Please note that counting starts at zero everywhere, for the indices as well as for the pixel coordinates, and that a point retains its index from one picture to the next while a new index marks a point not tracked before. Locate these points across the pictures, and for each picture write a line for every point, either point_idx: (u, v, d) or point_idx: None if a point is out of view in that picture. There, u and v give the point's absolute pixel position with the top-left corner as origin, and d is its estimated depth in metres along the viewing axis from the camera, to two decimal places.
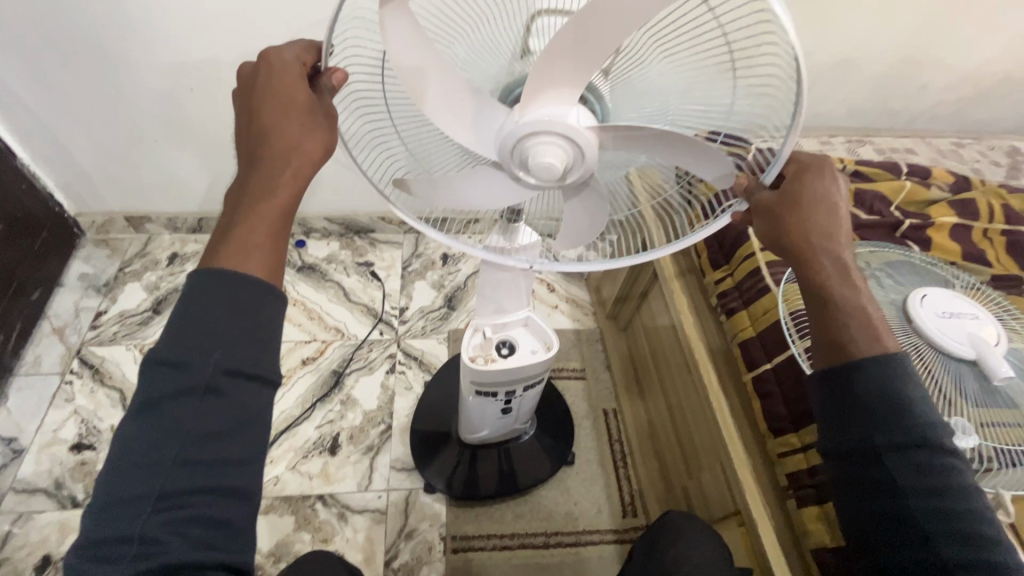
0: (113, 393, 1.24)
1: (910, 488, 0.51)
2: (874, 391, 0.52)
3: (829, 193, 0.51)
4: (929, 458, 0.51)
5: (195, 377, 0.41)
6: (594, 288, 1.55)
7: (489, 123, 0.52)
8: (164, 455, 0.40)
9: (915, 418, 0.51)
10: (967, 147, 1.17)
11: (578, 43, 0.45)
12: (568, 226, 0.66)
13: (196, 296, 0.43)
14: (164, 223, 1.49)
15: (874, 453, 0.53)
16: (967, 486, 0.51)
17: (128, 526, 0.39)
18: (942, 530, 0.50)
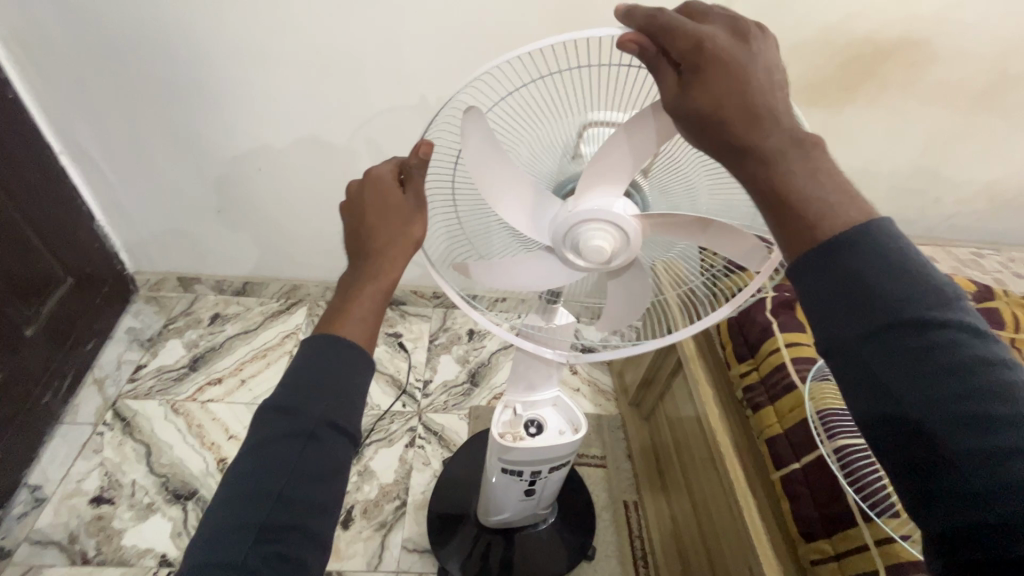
0: (140, 447, 1.26)
1: (923, 395, 0.35)
2: (840, 271, 0.38)
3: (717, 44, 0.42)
4: (944, 350, 0.35)
5: (304, 423, 0.46)
6: (616, 373, 1.56)
7: (545, 213, 0.59)
8: (270, 489, 0.44)
9: (901, 286, 0.37)
10: (987, 258, 1.20)
11: (629, 147, 0.52)
12: (609, 308, 0.72)
13: (312, 354, 0.49)
14: (212, 285, 1.59)
15: (868, 356, 0.37)
16: (991, 362, 0.35)
17: (229, 555, 0.41)
18: (976, 427, 0.34)
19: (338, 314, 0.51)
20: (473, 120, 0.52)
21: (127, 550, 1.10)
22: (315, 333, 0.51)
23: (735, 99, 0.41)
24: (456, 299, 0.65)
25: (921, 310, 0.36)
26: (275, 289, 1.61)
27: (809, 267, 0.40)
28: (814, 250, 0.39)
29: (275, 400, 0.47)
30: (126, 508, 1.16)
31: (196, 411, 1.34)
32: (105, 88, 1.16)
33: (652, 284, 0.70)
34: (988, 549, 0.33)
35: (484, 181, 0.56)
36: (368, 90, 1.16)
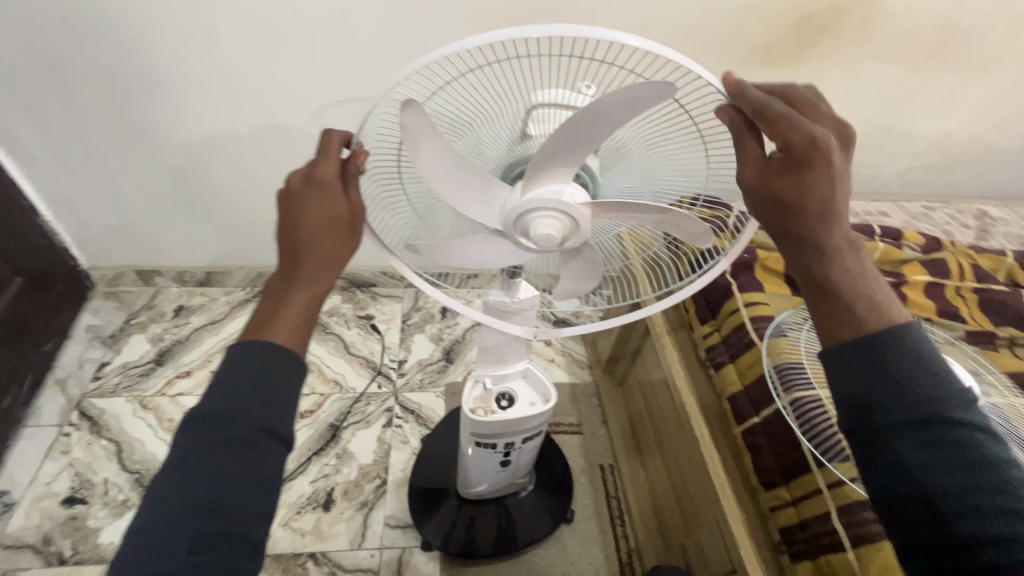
0: (110, 445, 1.24)
1: (928, 468, 0.45)
2: (872, 370, 0.47)
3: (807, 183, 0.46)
4: (960, 447, 0.46)
5: (236, 431, 0.47)
6: (589, 342, 1.59)
7: (495, 199, 0.58)
8: (203, 500, 0.44)
9: (926, 395, 0.46)
10: (938, 211, 1.24)
11: (577, 138, 0.51)
12: (563, 279, 0.71)
13: (241, 366, 0.50)
14: (173, 276, 1.55)
15: (886, 435, 0.47)
16: (990, 458, 0.46)
17: (162, 567, 0.42)
18: (966, 508, 0.45)
19: (276, 319, 0.52)
20: (412, 114, 0.50)
21: (105, 548, 1.09)
22: (249, 340, 0.51)
23: (815, 213, 0.47)
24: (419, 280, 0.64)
25: (929, 400, 0.46)
26: (240, 278, 1.58)
27: (852, 357, 0.48)
28: (860, 342, 0.48)
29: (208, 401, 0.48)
30: (100, 506, 1.14)
31: (166, 405, 1.32)
32: (37, 76, 1.09)
33: (617, 251, 0.70)
34: None
35: (432, 170, 0.55)
36: (321, 69, 1.11)
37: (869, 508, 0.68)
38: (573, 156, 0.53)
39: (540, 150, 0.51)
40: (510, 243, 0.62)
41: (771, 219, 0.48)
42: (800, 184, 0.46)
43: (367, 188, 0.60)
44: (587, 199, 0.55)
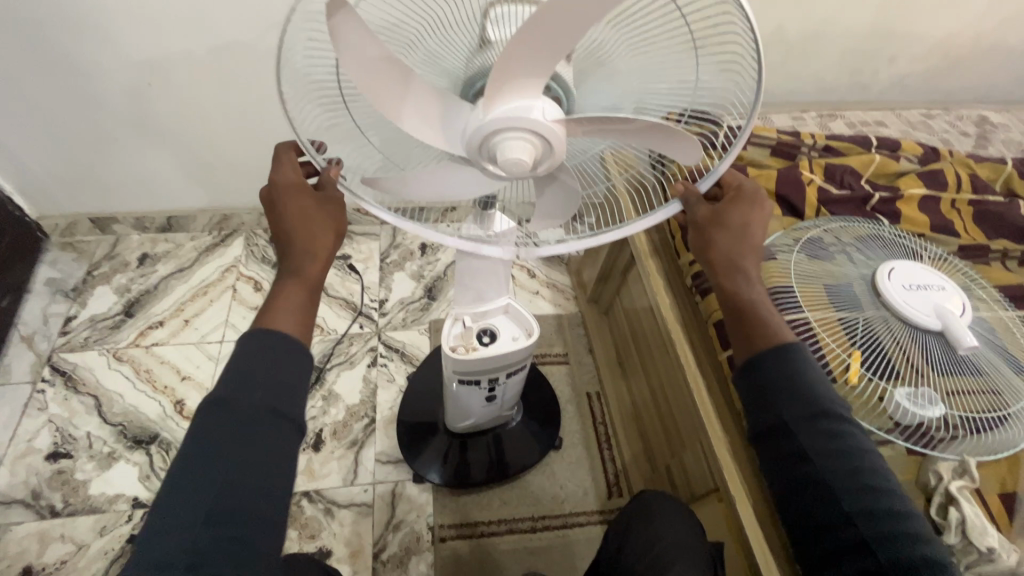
0: (88, 400, 1.21)
1: (820, 454, 0.56)
2: (779, 373, 0.59)
3: (743, 218, 0.60)
4: (842, 437, 0.56)
5: (246, 412, 0.49)
6: (574, 272, 1.55)
7: (456, 120, 0.51)
8: (214, 478, 0.46)
9: (818, 393, 0.58)
10: (937, 118, 1.18)
11: (546, 38, 0.43)
12: (539, 206, 0.65)
13: (250, 354, 0.52)
14: (132, 223, 1.46)
15: (785, 427, 0.58)
16: (864, 447, 0.56)
17: (180, 544, 0.44)
18: (849, 486, 0.55)
19: (273, 309, 0.55)
20: (342, 22, 0.42)
21: (96, 499, 1.09)
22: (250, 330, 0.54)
23: (741, 244, 0.60)
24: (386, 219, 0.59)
25: (820, 398, 0.57)
26: (204, 222, 1.49)
27: (763, 361, 0.59)
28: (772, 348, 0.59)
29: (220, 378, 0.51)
30: (86, 459, 1.13)
31: (142, 357, 1.28)
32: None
33: (600, 174, 0.64)
34: (855, 557, 0.53)
35: (377, 89, 0.47)
36: None
37: None
38: (541, 64, 0.45)
39: (503, 55, 0.44)
40: (478, 169, 0.56)
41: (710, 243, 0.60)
42: (733, 216, 0.60)
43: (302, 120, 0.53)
44: (560, 115, 0.48)
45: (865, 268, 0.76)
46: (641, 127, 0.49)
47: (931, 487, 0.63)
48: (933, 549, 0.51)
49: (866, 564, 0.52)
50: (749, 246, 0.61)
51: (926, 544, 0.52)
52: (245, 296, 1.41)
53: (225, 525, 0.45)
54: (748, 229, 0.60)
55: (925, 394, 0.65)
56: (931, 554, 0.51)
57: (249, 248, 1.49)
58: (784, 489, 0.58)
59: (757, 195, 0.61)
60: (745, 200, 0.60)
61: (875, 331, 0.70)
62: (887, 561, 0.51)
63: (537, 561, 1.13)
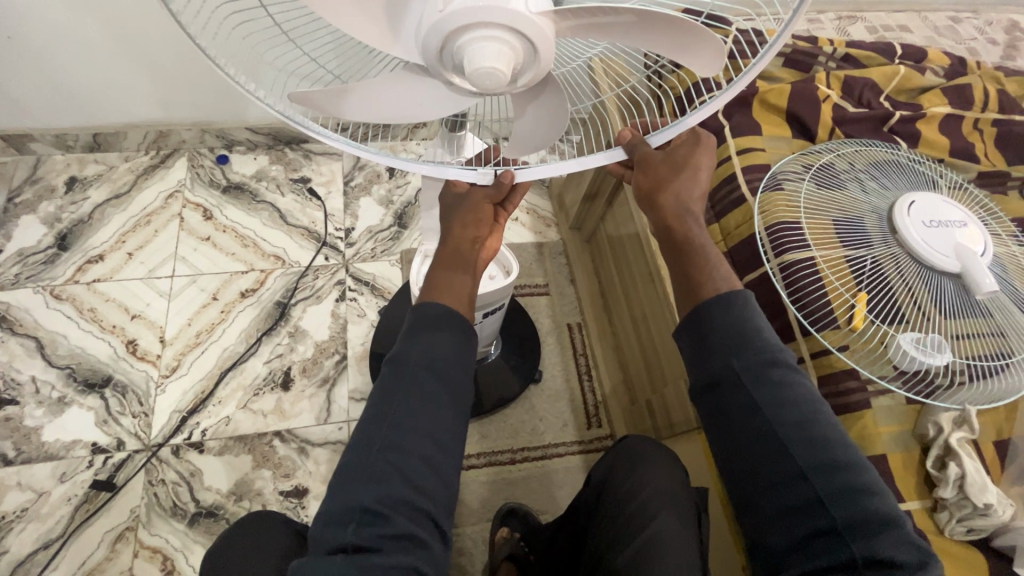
0: (28, 342, 1.11)
1: (770, 407, 0.50)
2: (726, 320, 0.53)
3: (686, 158, 0.56)
4: (793, 386, 0.51)
5: (420, 364, 0.52)
6: (556, 198, 1.45)
7: (407, 13, 0.39)
8: (392, 417, 0.50)
9: (763, 340, 0.52)
10: (964, 23, 1.05)
11: None
12: (518, 127, 0.54)
13: (422, 323, 0.55)
14: (51, 141, 1.27)
15: (733, 377, 0.52)
16: (812, 396, 0.52)
17: (368, 470, 0.48)
18: (800, 438, 0.49)
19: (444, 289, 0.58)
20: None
21: (52, 445, 1.03)
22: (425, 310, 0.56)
23: (684, 184, 0.56)
24: (334, 143, 0.47)
25: (771, 344, 0.52)
26: (138, 140, 1.31)
27: (711, 308, 0.53)
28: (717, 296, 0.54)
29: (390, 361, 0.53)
30: (35, 405, 1.06)
31: (83, 294, 1.17)
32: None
33: (587, 85, 0.53)
34: (803, 517, 0.48)
35: None
36: None
37: (853, 377, 0.64)
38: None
39: None
40: (440, 83, 0.44)
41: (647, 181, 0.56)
42: (678, 158, 0.56)
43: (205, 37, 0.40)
44: (548, 7, 0.37)
45: (878, 198, 0.69)
46: (646, 21, 0.38)
47: (928, 438, 0.60)
48: (885, 501, 0.47)
49: (818, 523, 0.47)
50: (696, 183, 0.57)
51: (880, 497, 0.47)
52: (195, 225, 1.27)
53: (395, 482, 0.48)
54: (695, 173, 0.56)
55: (933, 341, 0.61)
56: (884, 509, 0.46)
57: (193, 170, 1.33)
58: (728, 446, 0.52)
59: (709, 141, 0.57)
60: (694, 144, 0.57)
61: (884, 270, 0.64)
62: (843, 520, 0.46)
63: (517, 490, 1.14)
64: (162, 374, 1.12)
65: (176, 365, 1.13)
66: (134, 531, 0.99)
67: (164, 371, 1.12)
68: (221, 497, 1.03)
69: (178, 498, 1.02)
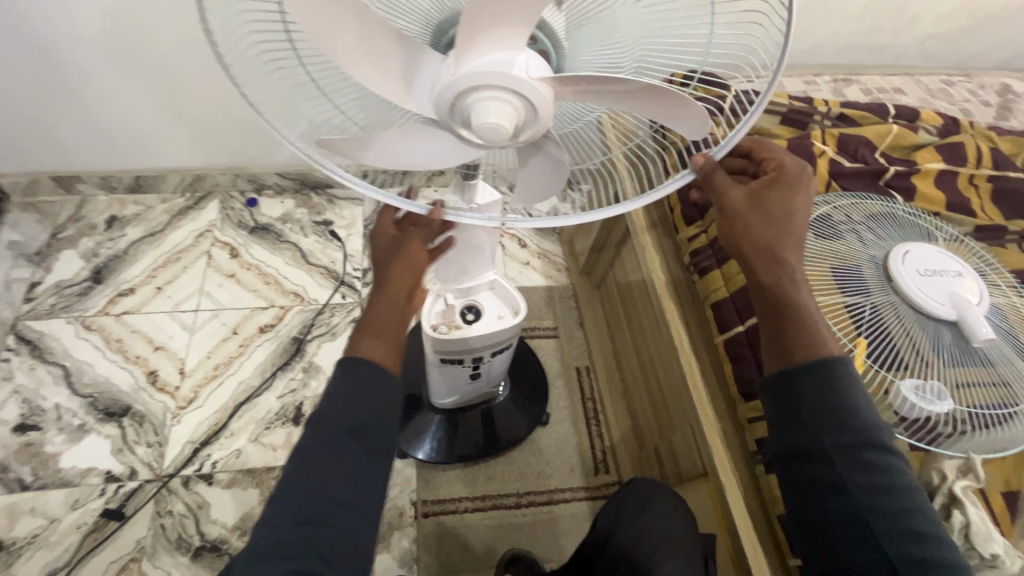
0: (56, 370, 1.16)
1: (861, 490, 0.50)
2: (819, 393, 0.52)
3: (795, 204, 0.53)
4: (888, 473, 0.50)
5: (331, 429, 0.53)
6: (566, 243, 1.49)
7: (425, 76, 0.44)
8: (299, 487, 0.50)
9: (860, 420, 0.51)
10: (957, 86, 1.10)
11: None
12: (523, 177, 0.58)
13: (343, 382, 0.55)
14: (97, 183, 1.37)
15: (821, 453, 0.52)
16: (909, 484, 0.50)
17: (278, 538, 0.47)
18: (890, 527, 0.49)
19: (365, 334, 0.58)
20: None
21: (67, 472, 1.06)
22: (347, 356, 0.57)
23: (795, 236, 0.54)
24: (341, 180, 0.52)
25: (869, 425, 0.51)
26: (175, 183, 1.40)
27: (807, 377, 0.53)
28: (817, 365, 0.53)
29: (314, 418, 0.54)
30: (56, 432, 1.09)
31: (112, 326, 1.23)
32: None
33: (597, 142, 0.58)
34: None
35: (329, 36, 0.40)
36: None
37: None
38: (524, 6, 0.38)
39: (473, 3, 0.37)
40: (451, 135, 0.49)
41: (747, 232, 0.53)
42: (786, 201, 0.53)
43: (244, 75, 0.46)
44: (547, 73, 0.42)
45: (875, 249, 0.71)
46: (639, 92, 0.42)
47: (933, 485, 0.59)
48: None
49: None
50: (792, 239, 0.54)
51: None
52: (221, 262, 1.34)
53: (326, 526, 0.49)
54: (801, 218, 0.54)
55: (934, 388, 0.62)
56: None
57: (224, 211, 1.42)
58: (812, 521, 0.53)
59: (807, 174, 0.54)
60: (799, 182, 0.54)
61: (883, 316, 0.65)
62: None
63: (522, 536, 1.12)
64: (179, 406, 1.15)
65: (192, 398, 1.16)
66: (137, 563, 0.99)
67: (181, 403, 1.15)
68: (226, 531, 1.03)
69: (184, 531, 1.03)
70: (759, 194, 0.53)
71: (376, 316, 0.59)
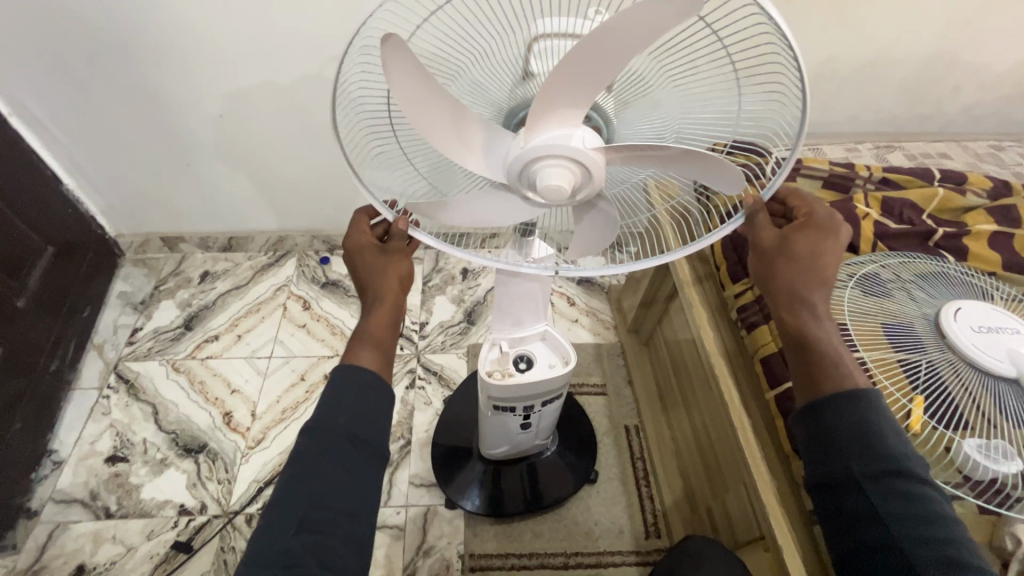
0: (146, 408, 1.28)
1: (893, 518, 0.50)
2: (848, 420, 0.53)
3: (821, 249, 0.55)
4: (924, 502, 0.49)
5: (332, 437, 0.54)
6: (614, 301, 1.54)
7: (499, 148, 0.53)
8: (303, 495, 0.51)
9: (889, 447, 0.52)
10: (1007, 151, 1.11)
11: (581, 70, 0.45)
12: (578, 236, 0.65)
13: (339, 386, 0.57)
14: (197, 243, 1.56)
15: (852, 482, 0.52)
16: (947, 515, 0.49)
17: (278, 544, 0.49)
18: (929, 557, 0.48)
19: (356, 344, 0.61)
20: (393, 49, 0.44)
21: (147, 503, 1.15)
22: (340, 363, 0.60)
23: (819, 276, 0.56)
24: (425, 239, 0.59)
25: (898, 453, 0.52)
26: (261, 243, 1.58)
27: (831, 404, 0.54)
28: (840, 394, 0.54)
29: (317, 423, 0.55)
30: (140, 464, 1.20)
31: (197, 369, 1.35)
32: (54, 46, 1.07)
33: (642, 203, 0.64)
34: None
35: (424, 118, 0.49)
36: (328, 16, 1.05)
37: None
38: (581, 91, 0.46)
39: (541, 90, 0.46)
40: (518, 197, 0.57)
41: (773, 269, 0.56)
42: (812, 244, 0.55)
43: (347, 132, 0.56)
44: (600, 144, 0.49)
45: (928, 307, 0.72)
46: (683, 158, 0.49)
47: (1008, 553, 0.59)
48: None
49: None
50: (817, 276, 0.56)
51: None
52: (295, 313, 1.47)
53: (328, 534, 0.50)
54: (828, 261, 0.56)
55: (999, 447, 0.61)
56: None
57: (300, 268, 1.57)
58: (849, 550, 0.53)
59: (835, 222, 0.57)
60: (831, 232, 0.56)
61: (941, 375, 0.65)
62: None
63: None
64: (249, 446, 1.23)
65: (261, 438, 1.24)
66: None
67: (250, 443, 1.24)
68: None
69: None
70: (788, 236, 0.55)
71: (370, 328, 0.61)
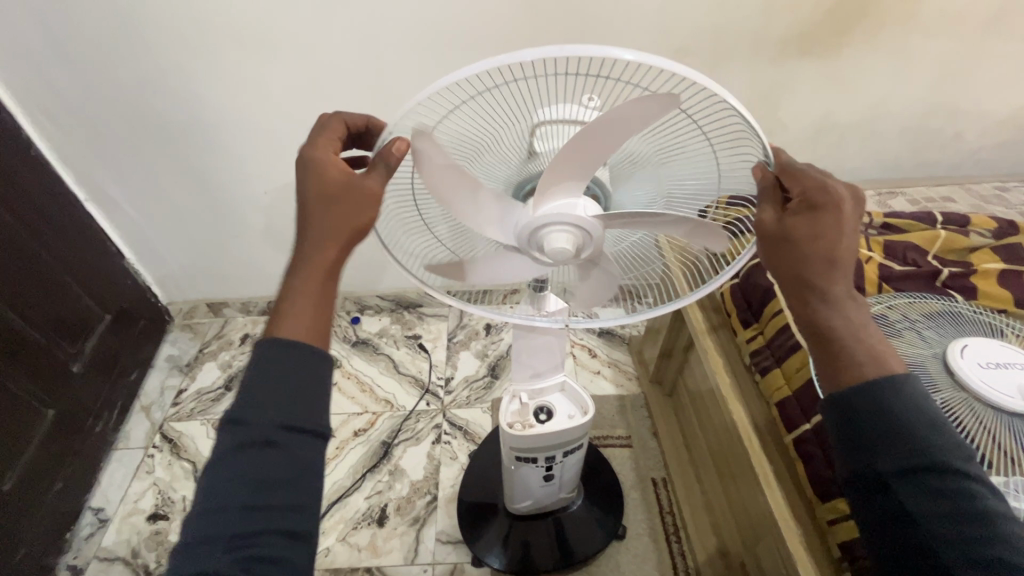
0: (186, 465, 1.35)
1: (925, 518, 0.47)
2: (873, 411, 0.50)
3: (829, 230, 0.49)
4: (960, 500, 0.46)
5: (257, 431, 0.47)
6: (636, 352, 1.56)
7: (510, 218, 0.59)
8: (233, 501, 0.45)
9: (919, 440, 0.48)
10: (1012, 191, 1.13)
11: (582, 154, 0.52)
12: (589, 291, 0.71)
13: (264, 363, 0.50)
14: (239, 307, 1.67)
15: (878, 480, 0.49)
16: (991, 512, 0.46)
17: (201, 563, 0.43)
18: (964, 559, 0.45)
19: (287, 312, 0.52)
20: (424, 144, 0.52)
21: None
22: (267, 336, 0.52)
23: (827, 259, 0.49)
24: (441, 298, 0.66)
25: (930, 446, 0.48)
26: None
27: (852, 398, 0.51)
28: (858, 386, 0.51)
29: None
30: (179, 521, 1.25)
31: None
32: (124, 142, 1.23)
33: (654, 256, 0.69)
34: None
35: (446, 196, 0.57)
36: (359, 105, 1.18)
37: None
38: (580, 168, 0.53)
39: (547, 169, 0.53)
40: (529, 257, 0.64)
41: (776, 259, 0.51)
42: (816, 225, 0.49)
43: (391, 207, 0.63)
44: (598, 212, 0.56)
45: (937, 346, 0.72)
46: (676, 221, 0.55)
47: None
48: None
49: None
50: (828, 259, 0.50)
51: None
52: None
53: None
54: (839, 241, 0.49)
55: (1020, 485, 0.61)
56: None
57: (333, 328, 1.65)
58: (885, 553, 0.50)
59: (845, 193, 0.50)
60: (839, 209, 0.49)
61: (958, 415, 0.65)
62: None
63: None
64: None
65: None
66: None
67: None
68: None
69: None
70: (787, 219, 0.50)
71: (302, 289, 0.52)
